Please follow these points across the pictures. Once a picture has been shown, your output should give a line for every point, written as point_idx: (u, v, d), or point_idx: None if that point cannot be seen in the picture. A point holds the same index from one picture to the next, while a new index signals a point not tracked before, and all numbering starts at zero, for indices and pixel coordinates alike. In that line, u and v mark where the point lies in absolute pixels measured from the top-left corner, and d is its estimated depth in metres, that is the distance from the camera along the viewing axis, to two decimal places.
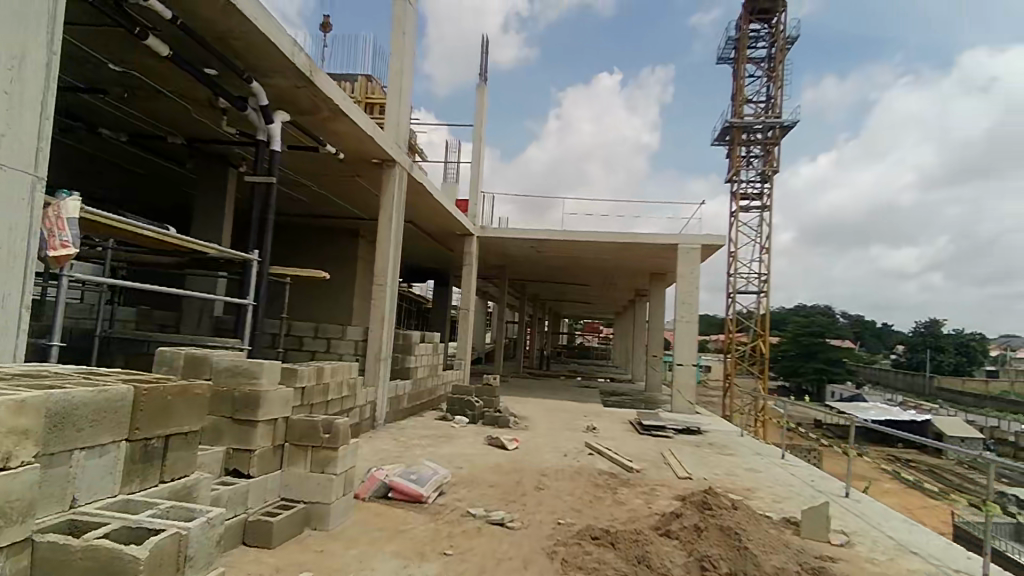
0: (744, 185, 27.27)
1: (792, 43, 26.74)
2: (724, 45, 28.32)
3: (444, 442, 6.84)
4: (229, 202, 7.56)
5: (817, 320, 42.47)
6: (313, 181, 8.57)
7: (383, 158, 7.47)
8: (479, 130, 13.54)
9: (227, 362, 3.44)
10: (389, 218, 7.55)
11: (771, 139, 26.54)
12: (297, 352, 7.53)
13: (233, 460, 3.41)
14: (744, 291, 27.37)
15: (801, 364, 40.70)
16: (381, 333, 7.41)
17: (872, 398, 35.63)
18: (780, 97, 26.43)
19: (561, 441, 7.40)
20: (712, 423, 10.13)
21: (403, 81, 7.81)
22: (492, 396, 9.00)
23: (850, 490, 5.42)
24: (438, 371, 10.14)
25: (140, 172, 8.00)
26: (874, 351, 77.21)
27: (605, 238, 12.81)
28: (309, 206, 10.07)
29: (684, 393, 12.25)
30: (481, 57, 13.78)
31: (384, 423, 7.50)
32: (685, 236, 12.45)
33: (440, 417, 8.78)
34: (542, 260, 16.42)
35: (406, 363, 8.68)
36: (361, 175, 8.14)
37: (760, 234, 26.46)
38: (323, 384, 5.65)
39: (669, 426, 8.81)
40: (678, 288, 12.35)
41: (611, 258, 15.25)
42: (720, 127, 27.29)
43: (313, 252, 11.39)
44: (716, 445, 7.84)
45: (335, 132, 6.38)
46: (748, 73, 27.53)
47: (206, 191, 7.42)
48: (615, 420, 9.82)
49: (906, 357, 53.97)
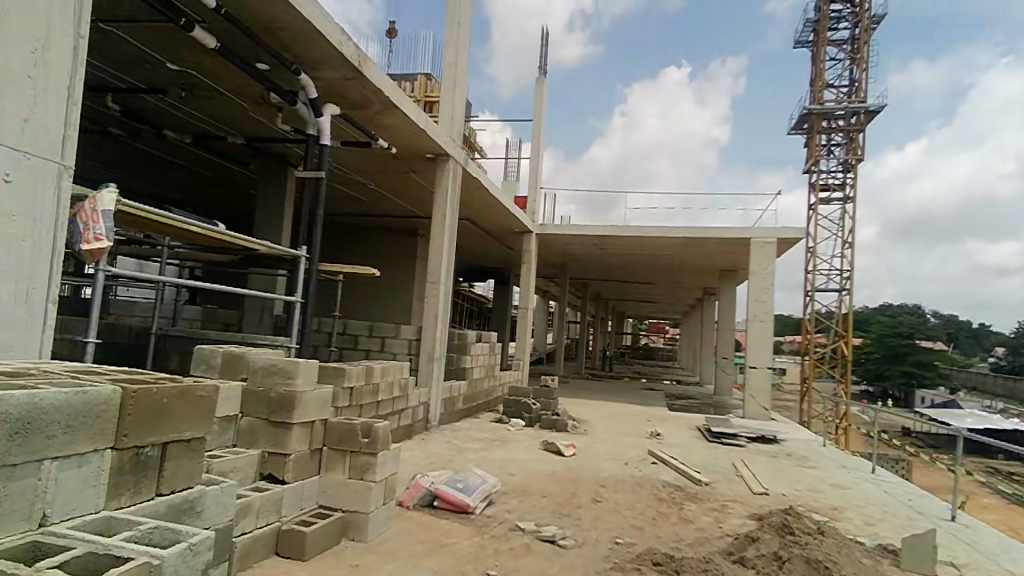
0: (823, 176, 25.57)
1: (879, 21, 24.80)
2: (802, 28, 26.66)
3: (498, 446, 6.56)
4: (289, 201, 7.59)
5: (904, 321, 39.44)
6: (370, 179, 8.54)
7: (437, 152, 7.28)
8: (539, 124, 13.22)
9: (264, 361, 3.29)
10: (442, 214, 7.35)
11: (854, 126, 24.71)
12: (351, 351, 7.42)
13: (268, 464, 3.26)
14: (823, 289, 25.66)
15: (887, 367, 37.90)
16: (435, 332, 7.24)
17: (969, 405, 32.62)
18: (865, 80, 24.58)
19: (622, 448, 6.96)
20: (790, 431, 9.34)
21: (459, 72, 7.57)
22: (550, 399, 8.66)
23: (958, 514, 4.71)
24: (495, 372, 9.90)
25: (207, 174, 8.20)
26: (970, 354, 71.07)
27: (670, 233, 12.18)
28: (368, 205, 10.09)
29: (758, 397, 11.44)
30: (541, 50, 13.44)
31: (437, 425, 7.32)
32: (759, 230, 11.64)
33: (496, 419, 8.53)
34: (604, 257, 15.89)
35: (461, 363, 8.48)
36: (416, 171, 8.00)
37: (842, 227, 24.72)
38: (373, 385, 5.50)
39: (741, 434, 8.16)
40: (751, 286, 11.55)
41: (678, 255, 14.54)
42: (797, 115, 25.70)
43: (372, 251, 11.44)
44: (795, 457, 7.16)
45: (386, 125, 6.23)
46: (829, 57, 25.79)
47: (266, 191, 7.47)
48: (682, 426, 9.23)
49: (1008, 361, 49.26)
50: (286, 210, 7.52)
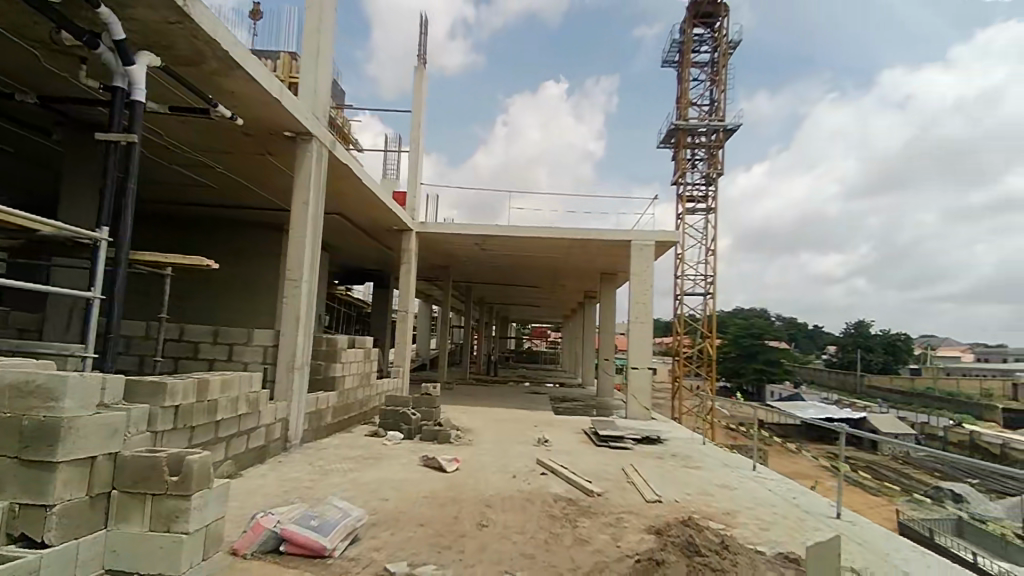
0: (689, 188, 27.14)
1: (734, 47, 26.96)
2: (668, 48, 28.33)
3: (371, 465, 5.75)
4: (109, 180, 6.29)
5: (755, 323, 43.42)
6: (218, 160, 7.38)
7: (298, 130, 6.32)
8: (418, 117, 12.47)
9: (15, 376, 2.31)
10: (303, 202, 6.38)
11: (715, 142, 26.62)
12: (190, 361, 6.21)
13: (19, 521, 2.29)
14: (691, 293, 27.24)
15: (742, 365, 41.46)
16: (296, 337, 6.29)
17: (809, 397, 36.49)
18: (724, 101, 26.57)
19: (508, 459, 6.44)
20: (671, 430, 9.38)
21: (323, 40, 6.66)
22: (432, 407, 7.94)
23: (842, 510, 4.70)
24: (370, 380, 8.98)
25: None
26: (807, 351, 80.26)
27: (553, 234, 11.97)
28: (220, 194, 8.81)
29: (639, 398, 11.53)
30: (420, 38, 12.71)
31: (298, 444, 6.34)
32: (638, 232, 11.76)
33: (371, 433, 7.67)
34: (487, 259, 15.47)
35: (330, 372, 7.50)
36: (274, 151, 6.96)
37: (706, 236, 26.46)
38: (209, 402, 4.51)
39: (627, 436, 7.99)
40: (632, 287, 11.64)
41: (561, 257, 14.45)
42: (666, 129, 27.20)
43: (227, 248, 10.07)
44: (680, 457, 7.06)
45: (229, 90, 5.24)
46: (693, 77, 27.63)
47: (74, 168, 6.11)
48: (568, 430, 8.93)
49: (838, 356, 56.13)
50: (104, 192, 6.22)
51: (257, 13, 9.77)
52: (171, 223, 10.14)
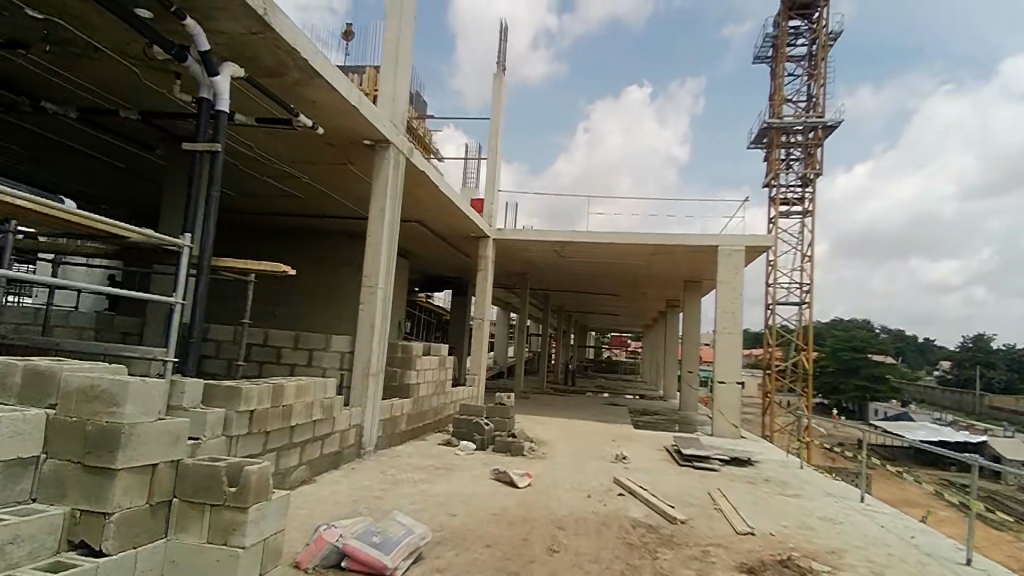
0: (783, 190, 25.52)
1: (835, 38, 25.15)
2: (761, 43, 26.89)
3: (441, 476, 5.61)
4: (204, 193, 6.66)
5: (857, 335, 40.17)
6: (303, 171, 7.62)
7: (375, 138, 6.36)
8: (497, 123, 12.44)
9: (81, 382, 2.33)
10: (380, 211, 6.41)
11: (812, 141, 24.90)
12: (273, 366, 6.36)
13: (80, 527, 2.29)
14: (784, 302, 25.54)
15: (841, 380, 38.45)
16: (372, 343, 6.31)
17: (920, 417, 33.20)
18: (823, 96, 24.80)
19: (585, 475, 6.12)
20: (764, 450, 8.66)
21: (401, 47, 6.69)
22: (506, 418, 7.75)
23: (974, 556, 4.01)
24: (445, 388, 8.94)
25: (111, 160, 7.17)
26: (917, 366, 73.38)
27: (634, 240, 11.51)
28: (305, 204, 9.14)
29: (727, 414, 10.79)
30: (500, 44, 12.69)
31: (373, 450, 6.34)
32: (725, 237, 11.07)
33: (445, 442, 7.59)
34: (566, 266, 15.18)
35: (406, 379, 7.50)
36: (353, 160, 7.07)
37: (802, 240, 24.75)
38: (284, 408, 4.53)
39: (714, 456, 7.42)
40: (719, 295, 10.95)
41: (643, 264, 13.91)
42: (757, 129, 25.77)
43: (312, 256, 10.44)
44: (774, 483, 6.43)
45: (310, 100, 5.33)
46: (787, 72, 26.04)
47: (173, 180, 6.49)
48: (649, 446, 8.46)
49: (953, 373, 50.87)
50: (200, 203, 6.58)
51: (349, 34, 10.11)
52: (263, 233, 10.68)
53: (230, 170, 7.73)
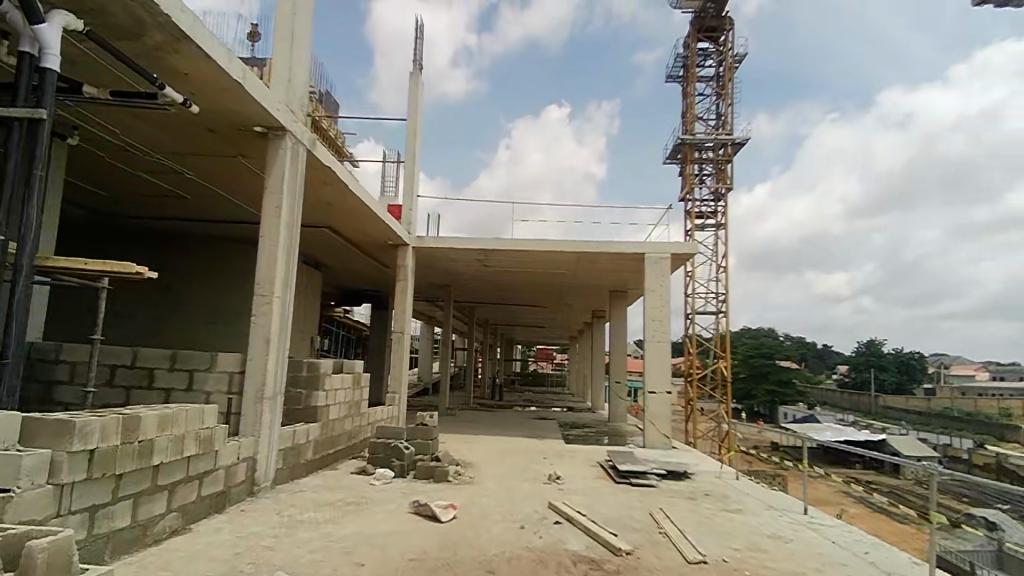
0: (697, 204, 26.30)
1: (741, 60, 26.37)
2: (672, 63, 27.81)
3: (351, 514, 4.79)
4: (54, 200, 5.69)
5: (766, 342, 42.27)
6: (186, 165, 6.64)
7: (268, 124, 5.50)
8: (414, 125, 11.74)
9: None
10: (275, 207, 5.56)
11: (722, 157, 25.94)
12: (143, 391, 5.33)
13: None
14: (702, 311, 26.20)
15: (754, 386, 40.22)
16: (266, 359, 5.42)
17: (825, 418, 35.15)
18: (731, 114, 25.87)
19: (516, 502, 5.49)
20: (697, 462, 8.38)
21: (298, 23, 5.90)
22: (427, 440, 7.00)
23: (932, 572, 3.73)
24: (359, 409, 8.06)
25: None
26: (818, 370, 78.53)
27: (560, 248, 11.09)
28: (194, 205, 8.11)
29: (658, 424, 10.53)
30: (416, 42, 12.06)
31: (269, 486, 5.41)
32: (652, 244, 10.87)
33: (359, 470, 6.72)
34: (490, 277, 14.61)
35: (313, 402, 6.57)
36: (245, 151, 6.16)
37: (716, 252, 25.56)
38: (140, 445, 3.60)
39: (651, 471, 7.02)
40: (646, 304, 10.74)
41: (568, 273, 13.57)
42: (672, 145, 26.50)
43: (204, 266, 9.43)
44: (714, 498, 6.07)
45: (184, 70, 4.46)
46: (698, 92, 27.05)
47: None
48: (581, 463, 7.97)
49: (850, 376, 54.63)
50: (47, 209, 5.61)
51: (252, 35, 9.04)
52: (148, 240, 9.48)
53: (97, 164, 6.65)
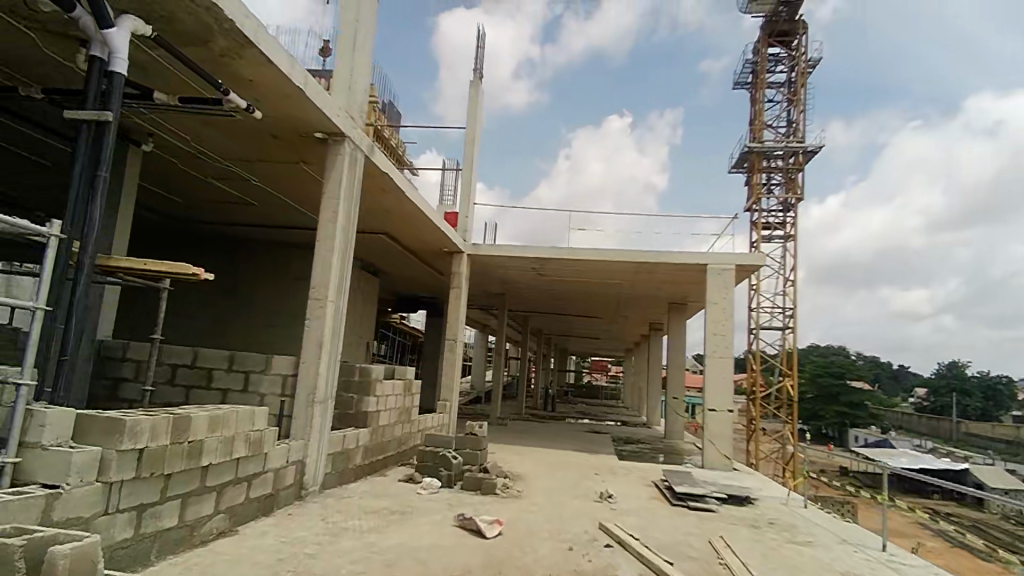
0: (764, 215, 25.24)
1: (814, 65, 25.20)
2: (740, 69, 26.93)
3: (395, 524, 4.70)
4: (127, 205, 5.93)
5: (836, 361, 40.01)
6: (251, 172, 6.83)
7: (327, 129, 5.55)
8: (473, 133, 11.76)
9: None
10: (331, 212, 5.59)
11: (792, 166, 24.79)
12: (202, 391, 5.45)
13: None
14: (767, 326, 25.03)
15: (822, 407, 38.11)
16: (318, 363, 5.43)
17: (900, 444, 32.82)
18: (802, 121, 24.74)
19: (565, 521, 5.26)
20: (761, 486, 7.87)
21: (360, 31, 5.94)
22: (476, 451, 6.87)
23: None
24: (410, 416, 8.03)
25: (36, 157, 6.69)
26: (893, 392, 73.69)
27: (618, 257, 10.79)
28: (258, 211, 8.37)
29: (718, 444, 10.01)
30: (478, 50, 12.11)
31: (317, 490, 5.40)
32: (715, 255, 10.41)
33: (407, 478, 6.66)
34: (545, 286, 14.43)
35: (364, 407, 6.57)
36: (305, 157, 6.27)
37: (784, 265, 24.40)
38: (189, 446, 3.63)
39: (710, 494, 6.62)
40: (708, 317, 10.27)
41: (626, 284, 13.21)
42: (738, 153, 25.60)
43: (267, 271, 9.72)
44: (780, 528, 5.64)
45: (245, 76, 4.54)
46: (767, 98, 26.04)
47: None
48: (635, 481, 7.63)
49: (930, 400, 50.94)
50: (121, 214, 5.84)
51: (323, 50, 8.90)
52: (217, 245, 9.88)
53: (169, 170, 6.94)
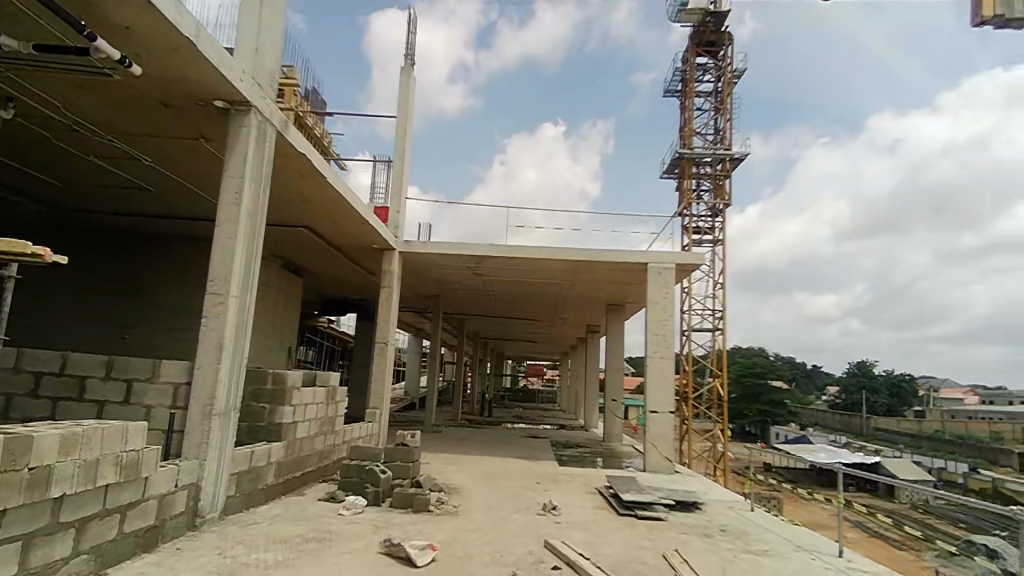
0: (695, 220, 25.80)
1: (740, 76, 26.05)
2: (671, 78, 27.52)
3: (309, 556, 3.99)
4: None
5: (758, 362, 41.70)
6: (143, 149, 5.93)
7: (230, 98, 4.79)
8: (405, 124, 11.08)
9: None
10: (234, 193, 4.82)
11: (720, 172, 25.47)
12: (72, 404, 4.55)
13: None
14: (699, 328, 25.52)
15: (745, 406, 39.58)
16: (218, 369, 4.63)
17: (817, 438, 34.48)
18: (729, 130, 25.50)
19: (507, 540, 4.72)
20: (706, 490, 7.62)
21: None
22: (407, 463, 6.22)
23: None
24: (334, 427, 7.28)
25: None
26: (808, 391, 77.92)
27: (557, 255, 10.40)
28: (156, 199, 7.37)
29: (659, 446, 9.78)
30: (409, 37, 11.44)
31: (215, 519, 4.58)
32: (655, 253, 10.22)
33: (327, 497, 5.91)
34: (481, 286, 13.87)
35: (279, 418, 5.77)
36: (207, 132, 5.46)
37: (714, 269, 24.99)
38: (29, 477, 2.80)
39: (658, 501, 6.26)
40: (649, 317, 10.05)
41: (564, 284, 12.86)
42: (670, 159, 26.08)
43: (170, 266, 8.65)
44: (732, 535, 5.32)
45: (121, 23, 3.77)
46: (696, 107, 26.68)
47: None
48: (578, 489, 7.21)
49: (841, 397, 54.08)
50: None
51: None
52: (111, 239, 8.74)
53: (42, 144, 5.91)
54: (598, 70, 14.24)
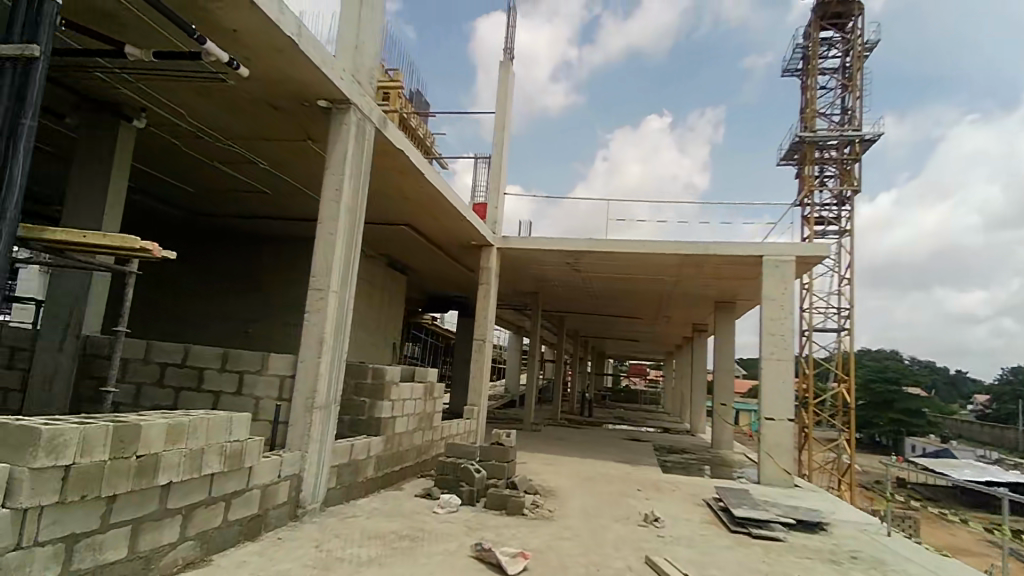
0: (817, 209, 23.71)
1: (872, 48, 23.53)
2: (790, 56, 25.45)
3: (400, 556, 3.94)
4: (117, 186, 5.36)
5: (891, 366, 37.67)
6: (258, 154, 6.27)
7: (331, 97, 4.88)
8: (504, 120, 11.04)
9: None
10: (334, 190, 4.91)
11: (848, 156, 23.19)
12: (192, 394, 4.85)
13: None
14: (821, 327, 23.41)
15: (874, 413, 35.94)
16: (319, 363, 4.73)
17: (962, 453, 30.51)
18: (859, 109, 23.15)
19: (604, 552, 4.42)
20: (832, 509, 6.81)
21: None
22: (502, 463, 6.09)
23: None
24: (432, 423, 7.33)
25: (41, 143, 6.51)
26: (951, 399, 69.39)
27: (662, 249, 9.84)
28: (272, 202, 7.82)
29: (776, 457, 8.95)
30: (509, 31, 11.37)
31: (315, 511, 4.68)
32: (771, 246, 9.37)
33: (423, 494, 5.92)
34: (581, 283, 13.53)
35: (378, 413, 5.85)
36: (312, 133, 5.64)
37: (840, 262, 22.81)
38: (139, 462, 2.94)
39: (775, 519, 5.65)
40: (764, 315, 9.23)
41: (669, 280, 12.21)
42: (788, 144, 24.14)
43: (284, 265, 9.18)
44: (866, 564, 4.64)
45: (228, 26, 3.91)
46: (819, 85, 24.48)
47: (86, 168, 5.31)
48: (684, 500, 6.72)
49: (993, 407, 47.57)
50: (112, 193, 5.31)
51: None
52: (236, 240, 9.44)
53: (172, 152, 6.42)
54: (709, 56, 13.28)
